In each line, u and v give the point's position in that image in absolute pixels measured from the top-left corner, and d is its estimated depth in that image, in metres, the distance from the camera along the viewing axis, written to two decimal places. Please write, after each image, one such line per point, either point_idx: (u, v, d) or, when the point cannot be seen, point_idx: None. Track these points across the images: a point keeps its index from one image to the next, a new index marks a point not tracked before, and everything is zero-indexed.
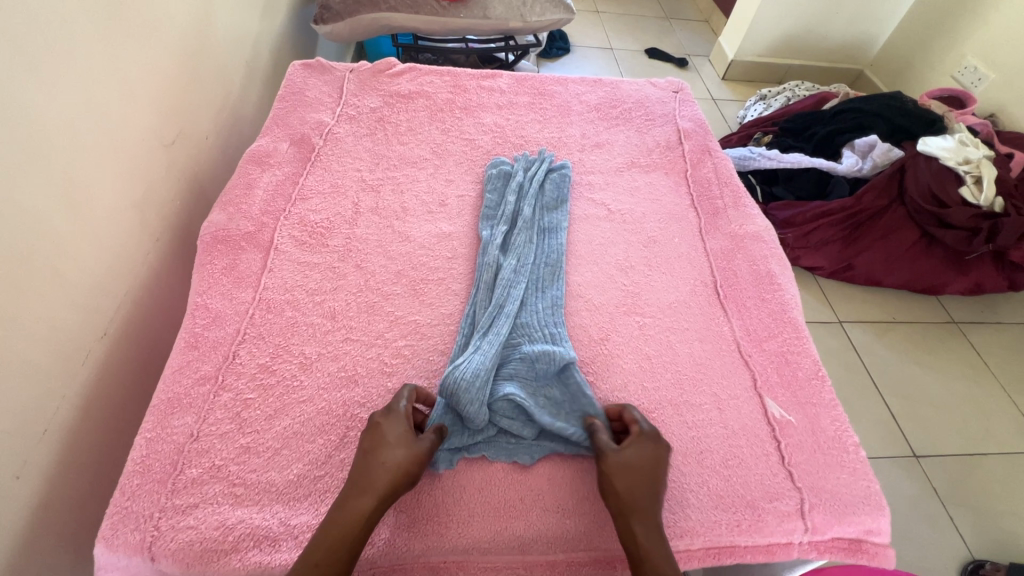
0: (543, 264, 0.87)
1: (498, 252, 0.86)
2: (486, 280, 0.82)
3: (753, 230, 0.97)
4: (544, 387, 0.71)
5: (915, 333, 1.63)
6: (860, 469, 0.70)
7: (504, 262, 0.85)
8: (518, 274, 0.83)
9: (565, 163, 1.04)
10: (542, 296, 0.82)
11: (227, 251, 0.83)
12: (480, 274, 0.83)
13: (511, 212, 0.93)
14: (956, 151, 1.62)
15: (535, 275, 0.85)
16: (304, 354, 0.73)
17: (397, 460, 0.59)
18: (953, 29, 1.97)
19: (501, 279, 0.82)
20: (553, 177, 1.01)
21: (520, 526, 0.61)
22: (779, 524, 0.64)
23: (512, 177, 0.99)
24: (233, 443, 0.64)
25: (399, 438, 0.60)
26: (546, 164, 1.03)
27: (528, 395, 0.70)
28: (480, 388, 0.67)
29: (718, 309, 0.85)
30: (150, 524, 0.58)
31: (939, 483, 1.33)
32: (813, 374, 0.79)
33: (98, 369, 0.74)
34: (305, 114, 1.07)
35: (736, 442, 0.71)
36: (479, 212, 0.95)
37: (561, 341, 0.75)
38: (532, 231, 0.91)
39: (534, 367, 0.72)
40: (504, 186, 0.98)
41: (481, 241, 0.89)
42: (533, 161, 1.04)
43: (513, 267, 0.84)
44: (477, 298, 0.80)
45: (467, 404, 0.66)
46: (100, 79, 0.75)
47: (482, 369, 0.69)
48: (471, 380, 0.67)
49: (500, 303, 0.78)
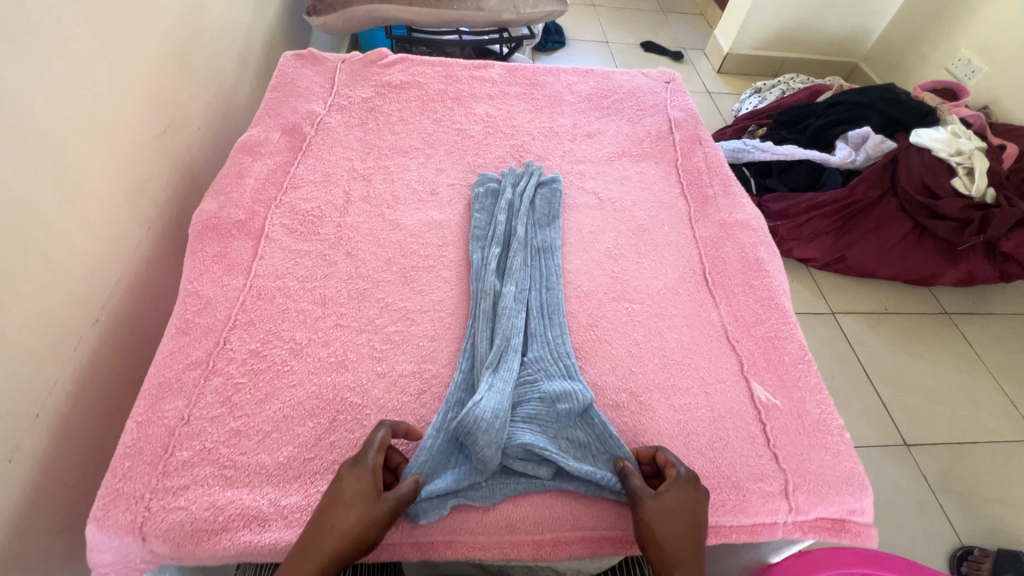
0: (541, 290, 0.82)
1: (495, 278, 0.81)
2: (489, 308, 0.77)
3: (743, 218, 0.98)
4: (565, 429, 0.67)
5: (906, 324, 1.65)
6: (844, 452, 0.71)
7: (503, 289, 0.80)
8: (519, 305, 0.78)
9: (555, 176, 1.00)
10: (548, 326, 0.77)
11: (218, 239, 0.83)
12: (477, 303, 0.78)
13: (503, 233, 0.87)
14: (948, 142, 1.64)
15: (537, 302, 0.80)
16: (294, 339, 0.74)
17: (349, 526, 0.53)
18: (946, 21, 1.97)
19: (503, 308, 0.77)
20: (543, 193, 0.97)
21: (508, 506, 0.62)
22: (763, 504, 0.65)
23: (501, 196, 0.94)
24: (224, 426, 0.65)
25: (358, 497, 0.54)
26: (535, 178, 0.99)
27: (545, 437, 0.65)
28: (499, 429, 0.63)
29: (707, 295, 0.86)
30: (142, 504, 0.59)
31: (928, 471, 1.34)
32: (799, 358, 0.80)
33: (90, 355, 0.75)
34: (296, 104, 1.08)
35: (722, 424, 0.71)
36: (470, 204, 0.95)
37: (577, 377, 0.71)
38: (527, 252, 0.86)
39: (553, 407, 0.67)
40: (493, 206, 0.93)
41: (472, 265, 0.84)
42: (521, 176, 0.99)
43: (512, 293, 0.79)
44: (479, 327, 0.75)
45: (483, 446, 0.62)
46: (91, 67, 0.75)
47: (501, 408, 0.65)
48: (489, 421, 0.63)
49: (506, 335, 0.74)
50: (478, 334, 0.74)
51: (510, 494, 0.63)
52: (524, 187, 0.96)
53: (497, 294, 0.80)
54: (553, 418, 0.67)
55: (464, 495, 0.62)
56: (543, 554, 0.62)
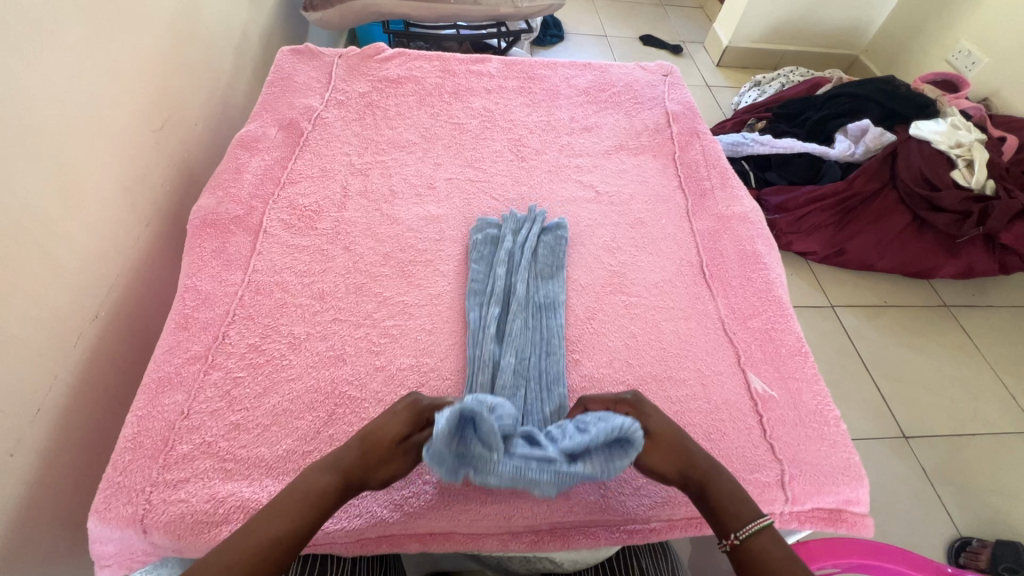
0: (541, 354, 0.74)
1: (493, 345, 0.73)
2: (485, 376, 0.70)
3: (740, 211, 0.98)
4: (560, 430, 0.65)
5: (905, 316, 1.65)
6: (840, 442, 0.71)
7: (502, 358, 0.72)
8: (518, 373, 0.71)
9: (560, 221, 0.91)
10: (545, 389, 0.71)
11: (216, 234, 0.84)
12: (474, 374, 0.70)
13: (502, 291, 0.79)
14: (948, 134, 1.64)
15: (539, 371, 0.72)
16: (293, 334, 0.74)
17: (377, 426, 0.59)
18: (947, 12, 1.96)
19: (502, 386, 0.69)
20: (546, 241, 0.88)
21: (509, 496, 0.62)
22: (759, 494, 0.66)
23: (500, 244, 0.85)
24: (223, 420, 0.65)
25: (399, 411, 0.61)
26: (539, 223, 0.90)
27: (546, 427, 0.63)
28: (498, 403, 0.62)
29: (704, 288, 0.86)
30: (143, 497, 0.59)
31: (927, 463, 1.34)
32: (796, 350, 0.80)
33: (90, 350, 0.75)
34: (294, 99, 1.08)
35: (719, 416, 0.72)
36: (469, 253, 0.86)
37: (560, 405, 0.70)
38: (528, 313, 0.78)
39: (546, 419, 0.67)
40: (491, 255, 0.85)
41: (468, 326, 0.76)
42: (523, 221, 0.90)
43: (510, 359, 0.72)
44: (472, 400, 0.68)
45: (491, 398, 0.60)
46: (87, 61, 0.75)
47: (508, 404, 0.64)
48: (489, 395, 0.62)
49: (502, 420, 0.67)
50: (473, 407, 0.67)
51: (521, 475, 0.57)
52: (527, 236, 0.87)
53: (495, 365, 0.71)
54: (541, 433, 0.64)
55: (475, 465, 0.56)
56: (543, 543, 0.63)
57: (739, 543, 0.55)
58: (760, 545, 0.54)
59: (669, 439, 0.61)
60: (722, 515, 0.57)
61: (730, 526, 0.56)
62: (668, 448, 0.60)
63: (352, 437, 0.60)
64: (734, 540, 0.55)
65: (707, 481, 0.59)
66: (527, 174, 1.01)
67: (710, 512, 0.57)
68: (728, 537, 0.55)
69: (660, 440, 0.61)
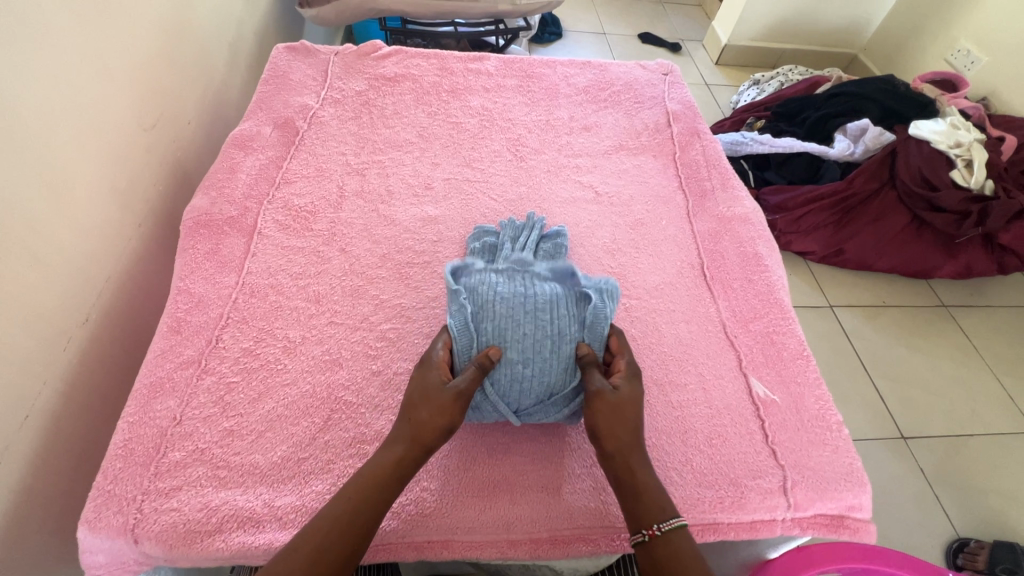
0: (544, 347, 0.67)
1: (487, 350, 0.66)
2: (500, 318, 0.68)
3: (741, 212, 0.97)
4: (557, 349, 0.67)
5: (904, 316, 1.64)
6: (842, 447, 0.71)
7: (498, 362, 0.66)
8: (536, 322, 0.68)
9: (559, 229, 0.89)
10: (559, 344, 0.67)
11: (209, 235, 0.82)
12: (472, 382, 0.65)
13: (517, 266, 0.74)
14: (947, 134, 1.63)
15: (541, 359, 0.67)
16: (287, 338, 0.73)
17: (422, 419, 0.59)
18: (947, 11, 1.95)
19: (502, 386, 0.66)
20: (545, 249, 0.85)
21: (506, 503, 0.62)
22: (761, 500, 0.65)
23: (498, 252, 0.83)
24: (217, 426, 0.64)
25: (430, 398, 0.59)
26: (537, 232, 0.87)
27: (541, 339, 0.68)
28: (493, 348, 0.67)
29: (705, 290, 0.85)
30: (134, 506, 0.58)
31: (926, 464, 1.34)
32: (798, 354, 0.79)
33: (81, 353, 0.74)
34: (289, 98, 1.06)
35: (720, 421, 0.71)
36: (466, 262, 0.83)
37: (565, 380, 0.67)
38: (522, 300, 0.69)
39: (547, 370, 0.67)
40: (489, 264, 0.82)
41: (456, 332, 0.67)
42: (521, 229, 0.88)
43: (531, 303, 0.69)
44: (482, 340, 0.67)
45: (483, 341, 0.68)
46: (76, 58, 0.73)
47: (523, 330, 0.67)
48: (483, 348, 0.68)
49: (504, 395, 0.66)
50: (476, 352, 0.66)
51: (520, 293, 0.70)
52: (525, 243, 0.85)
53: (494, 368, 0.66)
54: (538, 373, 0.66)
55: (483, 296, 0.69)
56: (542, 553, 0.62)
57: (658, 536, 0.54)
58: (677, 538, 0.54)
59: (622, 418, 0.60)
60: (646, 507, 0.56)
61: (654, 518, 0.55)
62: (615, 425, 0.59)
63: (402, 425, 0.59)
64: (654, 531, 0.54)
65: (640, 472, 0.58)
66: (525, 174, 0.99)
67: (633, 502, 0.57)
68: (649, 528, 0.55)
69: (608, 419, 0.60)
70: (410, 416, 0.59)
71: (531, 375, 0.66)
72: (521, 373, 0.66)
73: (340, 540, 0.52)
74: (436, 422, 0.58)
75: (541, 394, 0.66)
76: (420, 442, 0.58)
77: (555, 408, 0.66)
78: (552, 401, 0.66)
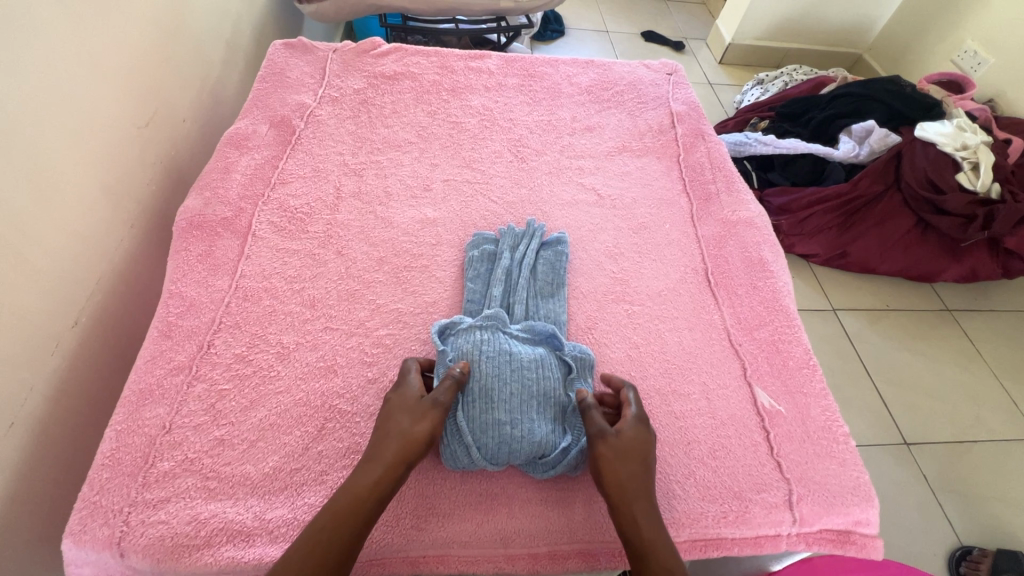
0: (532, 407, 0.65)
1: (472, 408, 0.64)
2: (486, 376, 0.65)
3: (746, 216, 0.95)
4: (545, 409, 0.66)
5: (908, 321, 1.62)
6: (849, 460, 0.69)
7: (484, 421, 0.63)
8: (522, 381, 0.66)
9: (560, 236, 0.87)
10: (547, 405, 0.66)
11: (203, 237, 0.80)
12: (456, 443, 0.61)
13: (503, 312, 0.73)
14: (954, 136, 1.60)
15: (529, 421, 0.64)
16: (281, 343, 0.71)
17: (403, 429, 0.58)
18: (954, 11, 1.93)
19: (487, 447, 0.62)
20: (545, 257, 0.84)
21: (504, 517, 0.60)
22: (766, 515, 0.63)
23: (498, 261, 0.81)
24: (207, 435, 0.62)
25: (411, 412, 0.59)
26: (537, 239, 0.86)
27: (529, 400, 0.65)
28: (480, 405, 0.64)
29: (709, 296, 0.84)
30: (120, 519, 0.56)
31: (928, 471, 1.32)
32: (804, 363, 0.77)
33: (69, 358, 0.72)
34: (286, 96, 1.04)
35: (724, 432, 0.69)
36: (464, 270, 0.81)
37: (556, 442, 0.63)
38: (507, 360, 0.67)
39: (537, 430, 0.63)
40: (488, 273, 0.80)
41: None
42: (521, 236, 0.86)
43: (517, 359, 0.68)
44: (467, 399, 0.64)
45: (470, 399, 0.64)
46: (67, 54, 0.71)
47: (510, 389, 0.65)
48: (469, 404, 0.64)
49: (488, 457, 0.62)
50: (463, 413, 0.63)
51: (506, 352, 0.68)
52: (525, 252, 0.83)
53: (479, 428, 0.62)
54: (528, 434, 0.63)
55: (470, 354, 0.67)
56: (540, 568, 0.60)
57: None
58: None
59: (624, 463, 0.57)
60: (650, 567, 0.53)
61: None
62: (620, 475, 0.57)
63: (379, 441, 0.58)
64: None
65: (644, 524, 0.55)
66: (526, 176, 0.97)
67: (639, 559, 0.53)
68: None
69: (612, 465, 0.58)
70: (390, 431, 0.58)
71: (520, 436, 0.62)
72: (509, 436, 0.62)
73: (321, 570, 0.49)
74: (417, 434, 0.58)
75: (532, 457, 0.62)
76: (401, 457, 0.57)
77: (546, 467, 0.62)
78: (542, 461, 0.62)
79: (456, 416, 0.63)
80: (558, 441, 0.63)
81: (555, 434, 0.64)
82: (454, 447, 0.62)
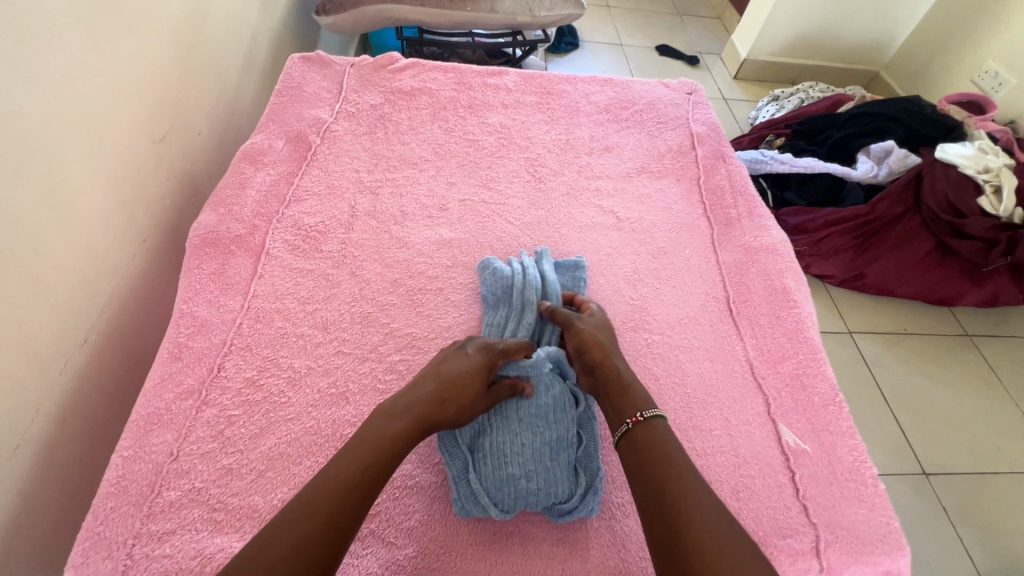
0: (547, 458, 0.63)
1: (487, 463, 0.62)
2: (496, 432, 0.64)
3: (769, 242, 0.93)
4: (559, 458, 0.63)
5: (927, 345, 1.59)
6: (879, 504, 0.66)
7: (499, 476, 0.61)
8: (534, 431, 0.64)
9: (579, 260, 0.84)
10: (562, 454, 0.64)
11: (216, 254, 0.79)
12: (473, 499, 0.60)
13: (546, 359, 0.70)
14: (976, 158, 1.56)
15: (546, 473, 0.62)
16: (292, 368, 0.69)
17: (450, 382, 0.62)
18: (974, 31, 1.90)
19: (503, 500, 0.60)
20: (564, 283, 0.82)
21: (518, 557, 0.59)
22: (791, 564, 0.60)
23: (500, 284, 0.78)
24: (215, 464, 0.61)
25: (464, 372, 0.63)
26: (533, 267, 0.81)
27: (544, 450, 0.63)
28: (494, 462, 0.62)
29: (730, 326, 0.81)
30: (124, 551, 0.54)
31: (949, 503, 1.28)
32: (830, 399, 0.75)
33: (77, 376, 0.70)
34: (302, 110, 1.03)
35: (747, 471, 0.67)
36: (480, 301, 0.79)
37: (576, 491, 0.62)
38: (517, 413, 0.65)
39: (555, 480, 0.61)
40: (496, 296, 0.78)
41: (451, 451, 0.63)
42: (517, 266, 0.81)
43: (524, 410, 0.66)
44: (477, 457, 0.62)
45: (485, 456, 0.62)
46: (81, 67, 0.70)
47: (522, 440, 0.63)
48: (484, 461, 0.62)
49: (506, 510, 0.60)
50: (477, 469, 0.61)
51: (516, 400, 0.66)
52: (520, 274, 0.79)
53: (495, 483, 0.61)
54: (545, 485, 0.61)
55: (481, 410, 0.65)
56: None
57: (639, 422, 0.60)
58: (656, 426, 0.60)
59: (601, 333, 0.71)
60: (630, 401, 0.63)
61: (637, 408, 0.62)
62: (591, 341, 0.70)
63: (429, 384, 0.62)
64: (636, 419, 0.60)
65: (624, 370, 0.67)
66: (544, 198, 0.96)
67: (620, 399, 0.63)
68: (631, 417, 0.61)
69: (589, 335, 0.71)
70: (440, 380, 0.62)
71: (536, 488, 0.61)
72: (525, 490, 0.61)
73: (344, 514, 0.50)
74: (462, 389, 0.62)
75: (547, 504, 0.61)
76: (442, 405, 0.61)
77: (566, 515, 0.61)
78: (562, 510, 0.61)
79: (469, 478, 0.60)
80: (577, 488, 0.62)
81: (574, 480, 0.62)
82: (468, 506, 0.60)
